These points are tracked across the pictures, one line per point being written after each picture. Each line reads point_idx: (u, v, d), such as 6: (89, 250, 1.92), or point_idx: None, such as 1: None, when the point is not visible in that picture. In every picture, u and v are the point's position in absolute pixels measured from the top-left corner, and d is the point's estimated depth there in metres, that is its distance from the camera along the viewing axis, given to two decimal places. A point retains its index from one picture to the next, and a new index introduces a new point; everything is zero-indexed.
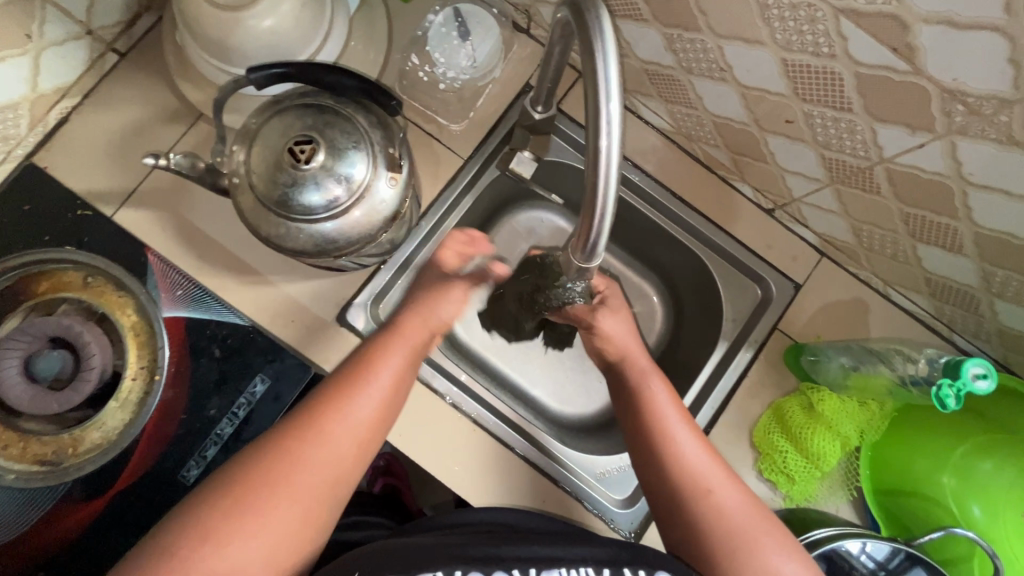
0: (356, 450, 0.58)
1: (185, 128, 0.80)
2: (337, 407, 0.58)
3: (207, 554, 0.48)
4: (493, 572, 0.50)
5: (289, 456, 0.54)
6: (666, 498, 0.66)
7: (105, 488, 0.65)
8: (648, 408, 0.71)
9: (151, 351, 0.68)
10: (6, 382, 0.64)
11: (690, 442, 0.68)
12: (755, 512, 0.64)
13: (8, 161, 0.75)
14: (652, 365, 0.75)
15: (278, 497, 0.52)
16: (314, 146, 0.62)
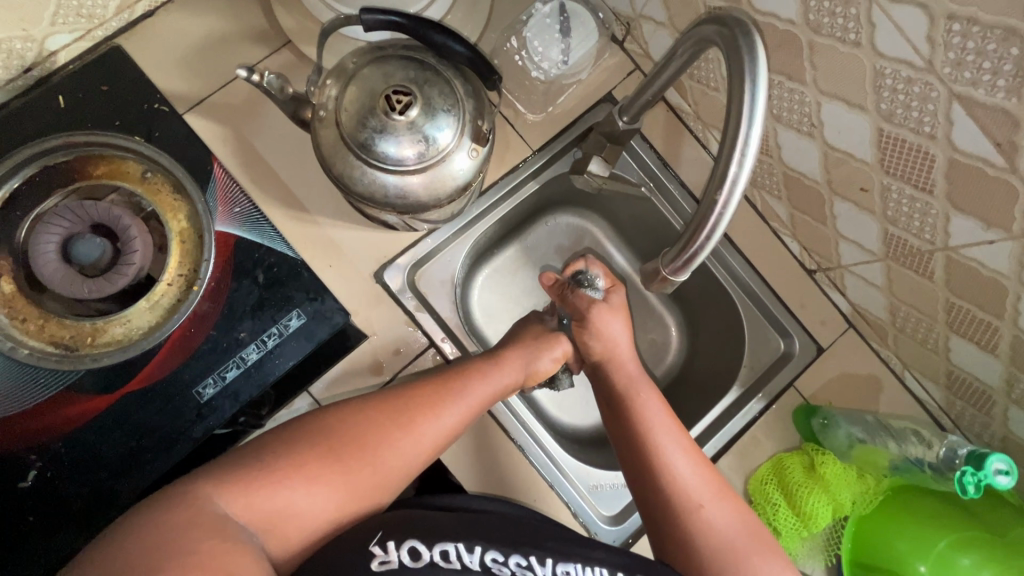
0: (431, 452, 0.63)
1: (269, 51, 0.80)
2: (428, 407, 0.63)
3: (291, 484, 0.53)
4: (511, 555, 0.52)
5: (385, 433, 0.59)
6: (661, 509, 0.65)
7: (112, 387, 0.61)
8: (639, 418, 0.71)
9: (195, 262, 0.65)
10: (43, 257, 0.61)
11: (684, 464, 0.67)
12: (745, 533, 0.63)
13: (87, 40, 0.74)
14: (643, 378, 0.76)
15: (366, 462, 0.57)
16: (411, 99, 0.62)
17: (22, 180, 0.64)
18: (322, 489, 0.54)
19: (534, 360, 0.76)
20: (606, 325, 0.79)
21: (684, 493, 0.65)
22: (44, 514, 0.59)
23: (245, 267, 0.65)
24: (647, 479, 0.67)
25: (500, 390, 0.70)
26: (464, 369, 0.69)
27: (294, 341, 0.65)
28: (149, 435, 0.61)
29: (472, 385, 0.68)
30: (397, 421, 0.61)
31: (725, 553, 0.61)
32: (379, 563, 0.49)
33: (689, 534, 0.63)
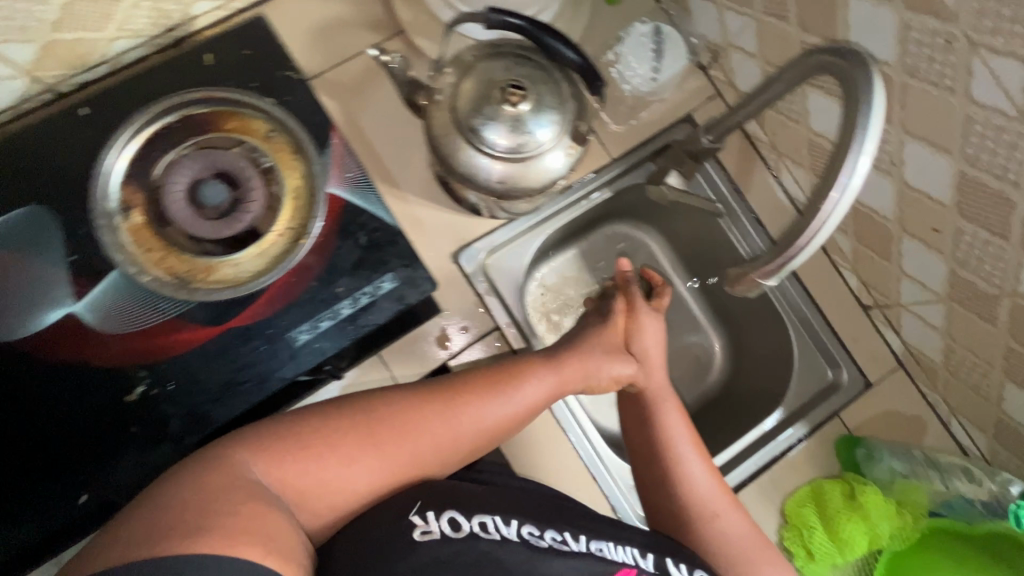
0: (472, 441, 0.63)
1: (382, 38, 0.87)
2: (471, 397, 0.64)
3: (327, 459, 0.55)
4: (545, 529, 0.54)
5: (423, 420, 0.61)
6: (674, 518, 0.68)
7: (216, 321, 0.66)
8: (660, 429, 0.73)
9: (304, 219, 0.70)
10: (173, 195, 0.68)
11: (700, 472, 0.69)
12: (758, 544, 0.65)
13: (224, 10, 0.83)
14: (667, 385, 0.77)
15: (403, 445, 0.59)
16: (523, 95, 0.67)
17: (162, 125, 0.69)
18: (361, 465, 0.56)
19: (594, 367, 0.73)
20: (640, 323, 0.79)
21: (694, 502, 0.67)
22: (142, 429, 0.64)
23: (350, 228, 0.70)
24: (661, 487, 0.70)
25: (551, 389, 0.69)
26: (512, 365, 0.69)
27: (385, 302, 0.69)
28: (247, 370, 0.66)
29: (515, 379, 0.67)
30: (439, 408, 0.62)
31: (733, 563, 0.63)
32: (421, 532, 0.51)
33: (698, 543, 0.65)
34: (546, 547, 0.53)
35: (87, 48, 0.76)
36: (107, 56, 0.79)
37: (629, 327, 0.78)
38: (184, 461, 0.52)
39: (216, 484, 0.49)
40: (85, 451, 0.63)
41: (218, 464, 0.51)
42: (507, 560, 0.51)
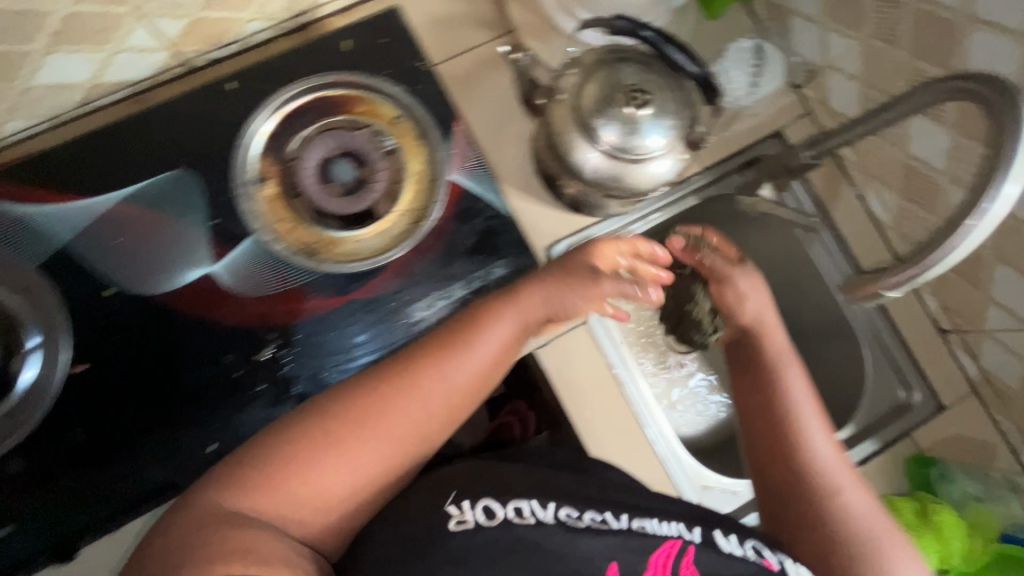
0: (452, 404, 0.58)
1: (492, 36, 0.91)
2: (431, 366, 0.58)
3: (298, 470, 0.51)
4: (584, 509, 0.55)
5: (384, 401, 0.55)
6: (793, 488, 0.65)
7: (339, 291, 0.70)
8: (783, 394, 0.69)
9: (425, 202, 0.74)
10: (305, 171, 0.73)
11: (822, 441, 0.67)
12: (881, 517, 0.62)
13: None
14: (787, 348, 0.73)
15: (369, 432, 0.53)
16: (645, 100, 0.71)
17: (298, 103, 0.74)
18: (341, 463, 0.52)
19: (556, 302, 0.65)
20: (749, 296, 0.75)
21: (817, 471, 0.65)
22: (267, 387, 0.67)
23: (467, 214, 0.74)
24: (780, 453, 0.67)
25: (508, 336, 0.63)
26: (467, 320, 0.62)
27: (496, 286, 0.73)
28: (363, 340, 0.69)
29: (478, 335, 0.61)
30: (397, 385, 0.56)
31: (859, 534, 0.61)
32: (455, 523, 0.50)
33: (822, 514, 0.62)
34: (582, 526, 0.53)
35: (225, 27, 0.81)
36: (240, 36, 0.83)
37: (734, 303, 0.75)
38: (169, 509, 0.50)
39: (196, 528, 0.47)
40: (212, 405, 0.66)
41: (192, 509, 0.48)
42: (540, 541, 0.51)
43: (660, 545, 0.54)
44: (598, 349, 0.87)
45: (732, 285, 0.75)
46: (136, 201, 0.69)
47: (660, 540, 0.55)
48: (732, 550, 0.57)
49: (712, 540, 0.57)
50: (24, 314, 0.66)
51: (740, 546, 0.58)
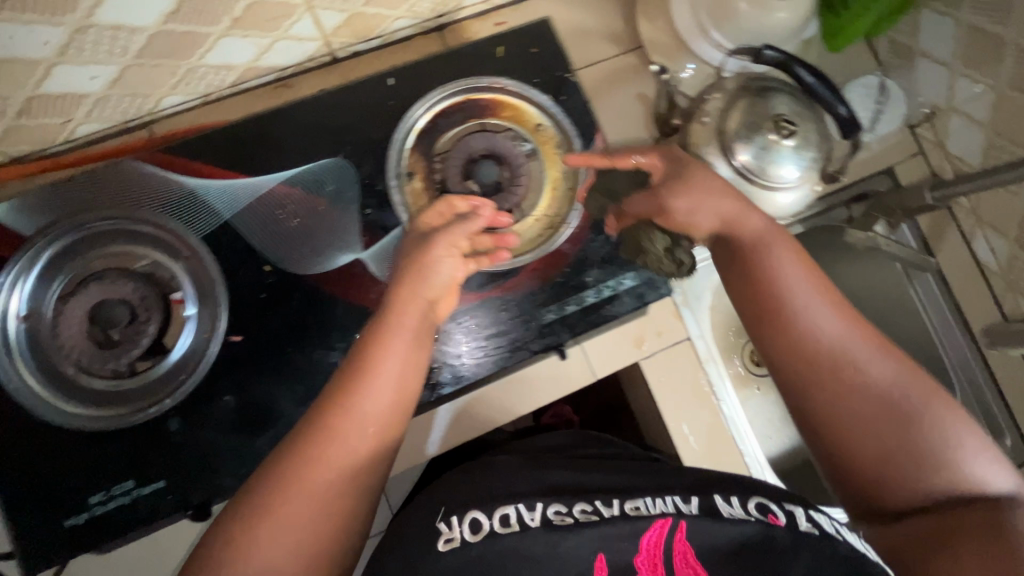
0: (385, 425, 0.55)
1: (620, 51, 0.94)
2: (339, 408, 0.53)
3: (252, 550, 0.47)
4: (577, 502, 0.60)
5: (308, 454, 0.51)
6: (808, 384, 0.55)
7: (479, 288, 0.73)
8: (768, 281, 0.58)
9: (561, 210, 0.77)
10: (453, 169, 0.76)
11: (828, 319, 0.55)
12: (920, 384, 0.52)
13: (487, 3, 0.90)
14: (769, 226, 0.61)
15: (305, 485, 0.50)
16: (793, 130, 0.73)
17: (449, 102, 0.77)
18: (289, 530, 0.49)
19: (425, 280, 0.60)
20: (700, 204, 0.62)
21: (827, 353, 0.54)
22: None
23: (601, 224, 0.76)
24: (784, 349, 0.56)
25: (408, 351, 0.58)
26: (365, 347, 0.57)
27: (624, 296, 0.75)
28: (497, 336, 0.73)
29: (377, 359, 0.56)
30: (314, 439, 0.52)
31: (887, 409, 0.52)
32: (445, 541, 0.57)
33: (846, 401, 0.53)
34: (570, 523, 0.57)
35: (375, 22, 0.84)
36: (385, 31, 0.86)
37: (679, 219, 0.64)
38: None
39: None
40: None
41: None
42: (529, 545, 0.56)
43: (644, 530, 0.56)
44: (699, 364, 0.89)
45: (672, 209, 0.64)
46: (293, 185, 0.72)
47: (646, 522, 0.57)
48: (732, 513, 0.57)
49: (714, 509, 0.57)
50: (186, 282, 0.70)
51: (742, 507, 0.57)
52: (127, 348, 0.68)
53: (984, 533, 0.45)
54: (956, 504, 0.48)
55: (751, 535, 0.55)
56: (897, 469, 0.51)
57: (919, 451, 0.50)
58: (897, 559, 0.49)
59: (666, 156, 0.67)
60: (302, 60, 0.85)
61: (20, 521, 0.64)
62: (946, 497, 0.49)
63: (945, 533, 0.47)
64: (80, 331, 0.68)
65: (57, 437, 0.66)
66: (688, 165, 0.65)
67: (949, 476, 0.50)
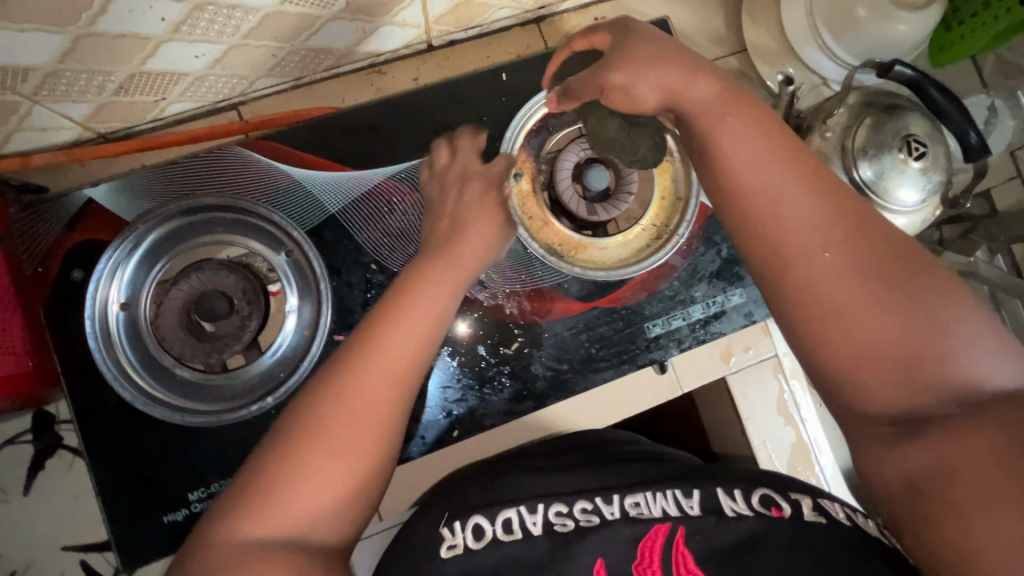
0: (387, 390, 0.49)
1: (721, 54, 0.90)
2: (339, 380, 0.49)
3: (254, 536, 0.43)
4: (579, 500, 0.56)
5: (303, 431, 0.47)
6: (780, 279, 0.46)
7: (588, 299, 0.72)
8: (731, 167, 0.48)
9: (671, 219, 0.74)
10: (562, 174, 0.72)
11: (794, 196, 0.46)
12: (896, 259, 0.44)
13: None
14: (718, 94, 0.49)
15: (307, 465, 0.46)
16: (923, 152, 0.70)
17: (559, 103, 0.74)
18: (331, 467, 0.46)
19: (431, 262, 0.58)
20: (641, 73, 0.51)
21: (801, 242, 0.45)
22: (515, 382, 0.69)
23: (711, 236, 0.74)
24: (757, 236, 0.47)
25: (437, 290, 0.55)
26: (397, 287, 0.55)
27: (729, 312, 0.73)
28: (601, 349, 0.71)
29: (383, 330, 0.51)
30: (311, 415, 0.47)
31: (869, 296, 0.43)
32: (448, 548, 0.54)
33: (826, 301, 0.44)
34: (572, 529, 0.53)
35: (478, 12, 0.79)
36: (485, 21, 0.82)
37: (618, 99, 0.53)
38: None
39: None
40: (453, 391, 0.68)
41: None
42: (530, 553, 0.52)
43: (643, 535, 0.52)
44: (781, 376, 0.85)
45: (609, 86, 0.53)
46: (402, 181, 0.70)
47: (645, 526, 0.52)
48: (734, 509, 0.52)
49: (717, 506, 0.53)
50: (289, 276, 0.68)
51: (745, 501, 0.53)
52: (227, 344, 0.65)
53: (988, 458, 0.38)
54: (956, 412, 0.41)
55: (750, 532, 0.50)
56: (880, 372, 0.43)
57: (915, 346, 0.42)
58: (891, 492, 0.42)
59: (613, 29, 0.56)
60: (399, 46, 0.81)
61: (119, 513, 0.63)
62: (940, 404, 0.41)
63: (944, 458, 0.39)
64: (179, 323, 0.65)
65: (158, 431, 0.64)
66: (635, 33, 0.54)
67: (950, 369, 0.41)
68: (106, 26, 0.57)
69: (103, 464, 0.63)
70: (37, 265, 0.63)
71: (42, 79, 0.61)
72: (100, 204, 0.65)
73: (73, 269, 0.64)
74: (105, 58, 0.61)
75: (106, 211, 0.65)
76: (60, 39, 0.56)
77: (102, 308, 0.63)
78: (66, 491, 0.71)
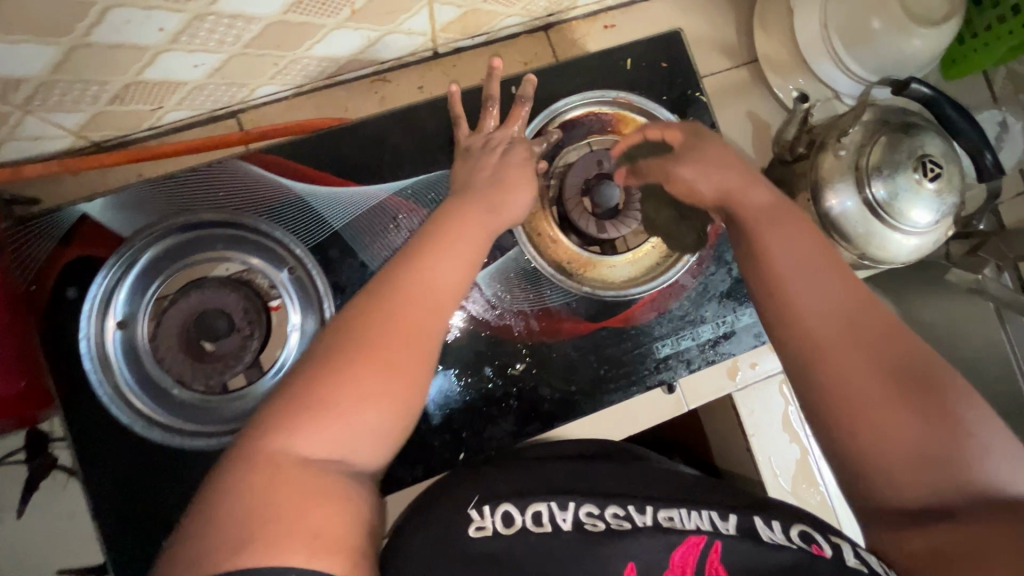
0: (434, 317, 0.48)
1: (731, 65, 0.89)
2: (380, 305, 0.46)
3: (289, 459, 0.40)
4: (609, 504, 0.55)
5: (347, 351, 0.44)
6: (805, 365, 0.48)
7: (596, 318, 0.70)
8: (770, 264, 0.51)
9: (683, 236, 0.72)
10: (570, 188, 0.70)
11: (826, 295, 0.49)
12: (923, 362, 0.46)
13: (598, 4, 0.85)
14: (769, 205, 0.55)
15: (352, 384, 0.42)
16: (939, 173, 0.68)
17: (571, 117, 0.73)
18: (381, 381, 0.43)
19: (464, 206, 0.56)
20: (701, 171, 0.58)
21: (828, 337, 0.47)
22: (521, 403, 0.68)
23: (721, 255, 0.73)
24: (785, 326, 0.50)
25: (478, 224, 0.55)
26: (444, 215, 0.55)
27: (738, 333, 0.73)
28: (608, 369, 0.70)
29: (426, 259, 0.49)
30: (356, 337, 0.44)
31: (897, 391, 0.44)
32: (476, 528, 0.53)
33: (854, 397, 0.45)
34: (603, 529, 0.52)
35: (486, 20, 0.77)
36: (493, 28, 0.80)
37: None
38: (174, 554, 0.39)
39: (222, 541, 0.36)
40: (459, 413, 0.67)
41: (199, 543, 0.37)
42: (559, 549, 0.51)
43: (677, 544, 0.50)
44: (785, 390, 0.80)
45: (675, 177, 0.60)
46: (408, 197, 0.68)
47: (679, 536, 0.51)
48: (772, 538, 0.50)
49: (755, 532, 0.50)
50: (290, 294, 0.66)
51: (783, 532, 0.51)
52: (228, 364, 0.63)
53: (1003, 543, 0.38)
54: (983, 513, 0.40)
55: (791, 561, 0.47)
56: (903, 468, 0.44)
57: (942, 443, 0.43)
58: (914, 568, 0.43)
59: (687, 129, 0.62)
60: (404, 53, 0.78)
61: (118, 537, 0.61)
62: (965, 502, 0.41)
63: (971, 551, 0.39)
64: (178, 344, 0.63)
65: (158, 453, 0.63)
66: (705, 137, 0.61)
67: (978, 470, 0.42)
68: (102, 37, 0.54)
69: (101, 488, 0.62)
70: (30, 283, 0.61)
71: (34, 89, 0.59)
72: (95, 219, 0.63)
73: (67, 287, 0.62)
74: (101, 68, 0.59)
75: (101, 227, 0.63)
76: (54, 50, 0.54)
77: (100, 327, 0.62)
78: (61, 511, 0.69)
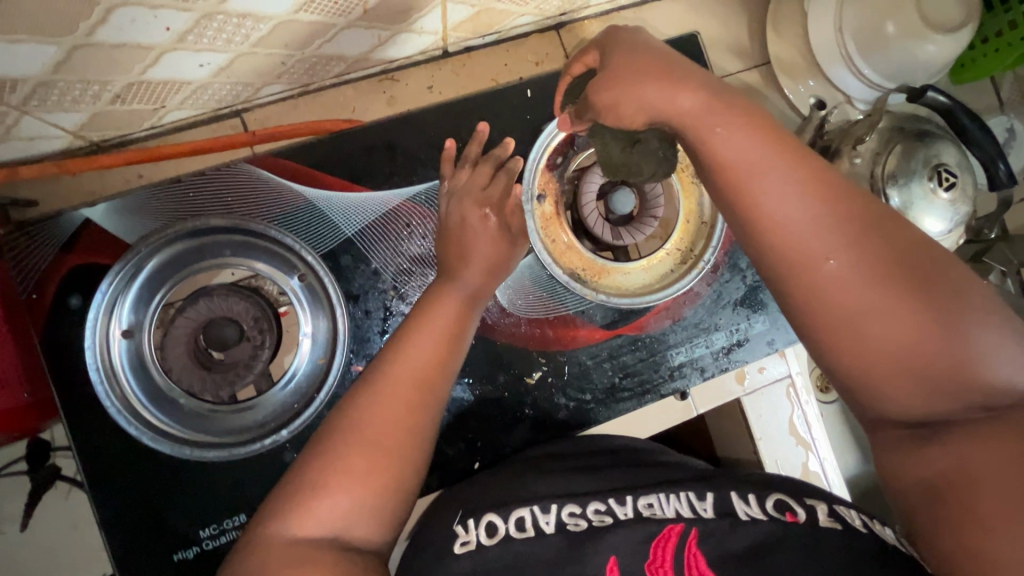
0: (414, 395, 0.51)
1: (742, 67, 0.89)
2: (369, 399, 0.49)
3: (288, 543, 0.42)
4: (590, 501, 0.53)
5: (341, 442, 0.47)
6: (793, 294, 0.42)
7: (613, 328, 0.70)
8: (732, 177, 0.43)
9: (697, 243, 0.72)
10: (587, 196, 0.69)
11: (794, 197, 0.41)
12: (912, 247, 0.41)
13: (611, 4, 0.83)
14: (709, 91, 0.45)
15: (343, 475, 0.45)
16: (954, 183, 0.69)
17: None
18: (373, 466, 0.46)
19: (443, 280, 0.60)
20: (622, 96, 0.47)
21: (803, 243, 0.41)
22: (535, 411, 0.68)
23: (736, 263, 0.73)
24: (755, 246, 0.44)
25: (456, 305, 0.58)
26: (423, 302, 0.58)
27: (749, 341, 0.73)
28: (624, 378, 0.70)
29: (406, 342, 0.53)
30: (350, 431, 0.47)
31: (880, 282, 0.40)
32: (460, 544, 0.51)
33: (842, 313, 0.41)
34: (586, 529, 0.50)
35: (499, 21, 0.75)
36: (505, 27, 0.78)
37: (614, 120, 0.49)
38: None
39: None
40: (473, 422, 0.67)
41: None
42: (542, 551, 0.49)
43: (657, 533, 0.48)
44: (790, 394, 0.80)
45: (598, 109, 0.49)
46: (422, 203, 0.67)
47: (660, 524, 0.49)
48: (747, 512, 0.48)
49: (730, 510, 0.49)
50: (302, 300, 0.64)
51: (759, 506, 0.49)
52: (239, 374, 0.62)
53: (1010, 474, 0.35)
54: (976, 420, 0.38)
55: (766, 535, 0.46)
56: (896, 378, 0.40)
57: (936, 339, 0.39)
58: (917, 499, 0.40)
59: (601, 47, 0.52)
60: (415, 53, 0.77)
61: (122, 551, 0.60)
62: (962, 409, 0.39)
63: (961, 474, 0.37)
64: (187, 354, 0.62)
65: (163, 464, 0.61)
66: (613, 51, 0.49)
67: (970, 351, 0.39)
68: (106, 36, 0.52)
69: (105, 500, 0.60)
70: (31, 291, 0.59)
71: (33, 89, 0.56)
72: (98, 225, 0.61)
73: (70, 295, 0.60)
74: (103, 68, 0.56)
75: (104, 233, 0.61)
76: (54, 50, 0.51)
77: (104, 336, 0.60)
78: (63, 523, 0.68)
